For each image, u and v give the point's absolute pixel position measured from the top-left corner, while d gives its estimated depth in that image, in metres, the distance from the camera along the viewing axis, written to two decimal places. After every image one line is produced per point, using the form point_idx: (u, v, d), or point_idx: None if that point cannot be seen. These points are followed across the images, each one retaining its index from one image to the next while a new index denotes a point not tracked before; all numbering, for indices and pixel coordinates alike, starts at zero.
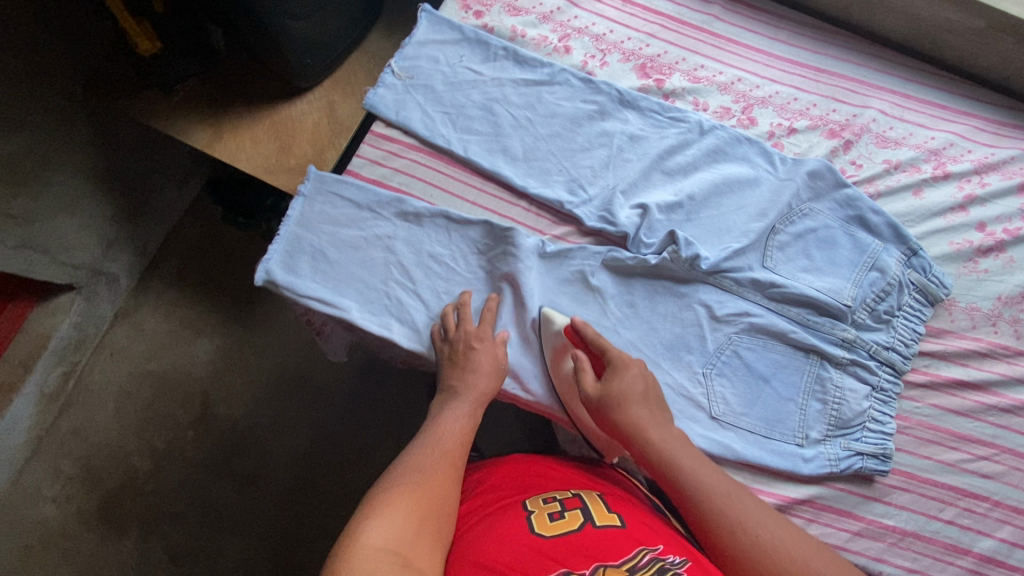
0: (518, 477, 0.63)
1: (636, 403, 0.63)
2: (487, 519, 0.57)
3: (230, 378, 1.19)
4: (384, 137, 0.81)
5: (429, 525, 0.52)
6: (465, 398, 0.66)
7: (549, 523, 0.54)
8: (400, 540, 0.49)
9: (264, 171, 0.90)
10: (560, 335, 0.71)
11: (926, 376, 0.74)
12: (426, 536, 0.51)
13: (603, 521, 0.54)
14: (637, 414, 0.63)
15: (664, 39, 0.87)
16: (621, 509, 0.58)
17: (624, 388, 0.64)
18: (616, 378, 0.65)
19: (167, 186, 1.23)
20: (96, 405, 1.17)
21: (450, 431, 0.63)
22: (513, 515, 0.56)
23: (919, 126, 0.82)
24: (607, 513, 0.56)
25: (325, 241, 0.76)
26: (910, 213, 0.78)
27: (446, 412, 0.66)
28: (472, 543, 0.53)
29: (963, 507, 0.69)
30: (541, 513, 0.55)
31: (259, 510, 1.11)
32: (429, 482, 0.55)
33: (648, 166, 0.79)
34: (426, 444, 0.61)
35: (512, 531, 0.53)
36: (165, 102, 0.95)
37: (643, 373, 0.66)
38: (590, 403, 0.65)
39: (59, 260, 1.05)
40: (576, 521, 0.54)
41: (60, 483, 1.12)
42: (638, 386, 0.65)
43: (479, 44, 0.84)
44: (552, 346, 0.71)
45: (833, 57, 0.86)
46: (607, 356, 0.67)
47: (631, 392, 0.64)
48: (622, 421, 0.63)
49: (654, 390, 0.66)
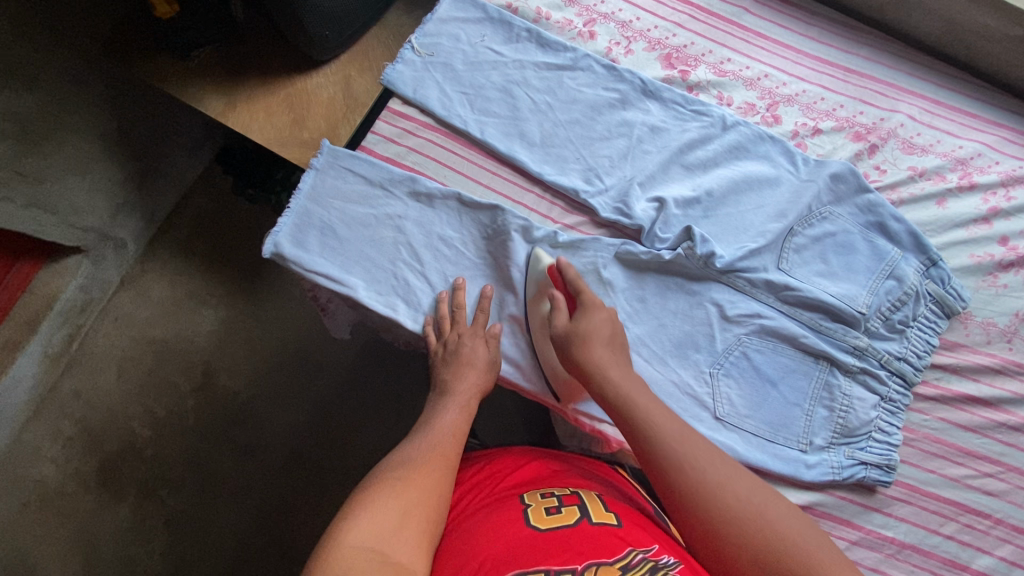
0: (513, 473, 0.62)
1: (599, 344, 0.64)
2: (483, 511, 0.57)
3: (233, 349, 1.19)
4: (400, 114, 0.80)
5: (414, 521, 0.51)
6: (462, 391, 0.67)
7: (545, 517, 0.54)
8: (383, 538, 0.47)
9: (276, 144, 0.89)
10: (544, 275, 0.72)
11: (936, 390, 0.72)
12: (411, 532, 0.49)
13: (599, 519, 0.54)
14: (599, 354, 0.63)
15: (692, 30, 0.85)
16: (617, 507, 0.58)
17: (590, 327, 0.65)
18: (584, 318, 0.66)
19: (178, 153, 1.22)
20: (98, 368, 1.18)
21: (442, 427, 0.62)
22: (509, 508, 0.55)
23: (947, 133, 0.80)
24: (604, 511, 0.56)
25: (335, 217, 0.75)
26: (933, 222, 0.76)
27: (443, 406, 0.66)
28: (466, 535, 0.53)
29: (964, 522, 0.68)
30: (538, 507, 0.55)
31: (256, 482, 1.11)
32: (417, 479, 0.54)
33: (666, 159, 0.77)
34: (417, 442, 0.60)
35: (507, 523, 0.53)
36: (181, 68, 0.93)
37: (614, 321, 0.67)
38: (556, 337, 0.66)
39: (68, 223, 1.05)
40: (572, 517, 0.54)
41: (59, 444, 1.13)
42: (604, 329, 0.65)
43: (502, 25, 0.83)
44: (536, 284, 0.72)
45: (864, 58, 0.84)
46: (582, 298, 0.68)
47: (596, 332, 0.65)
48: (581, 357, 0.63)
49: (620, 339, 0.67)
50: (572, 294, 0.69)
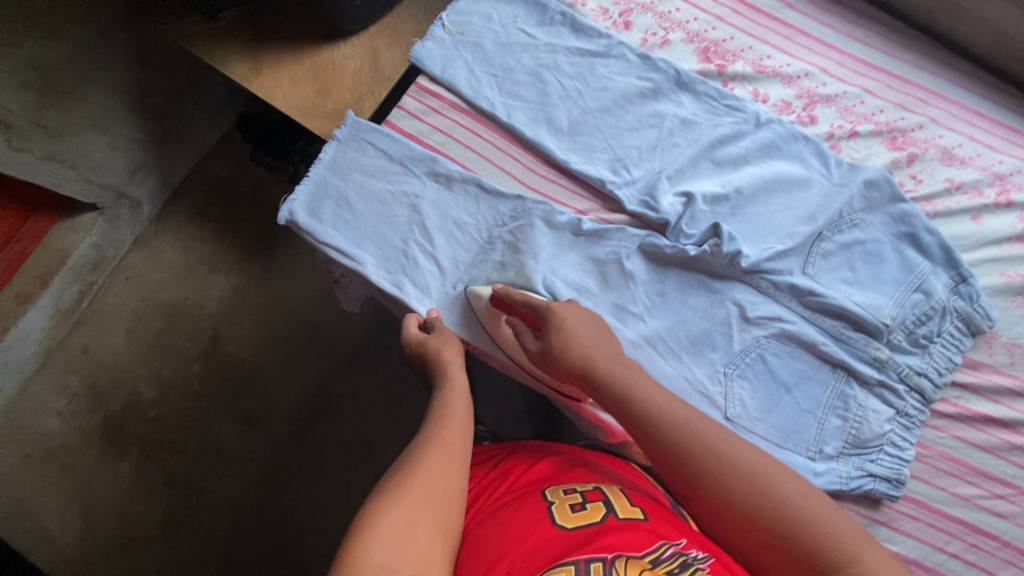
0: (533, 470, 0.62)
1: (583, 343, 0.62)
2: (506, 509, 0.56)
3: (241, 316, 1.19)
4: (427, 90, 0.78)
5: (422, 524, 0.49)
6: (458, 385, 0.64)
7: (570, 514, 0.53)
8: (393, 547, 0.46)
9: (299, 112, 0.88)
10: (490, 307, 0.70)
11: (954, 407, 0.71)
12: (420, 537, 0.48)
13: (624, 514, 0.53)
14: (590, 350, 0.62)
15: (732, 24, 0.82)
16: (643, 502, 0.57)
17: (562, 335, 0.63)
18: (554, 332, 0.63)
19: (198, 116, 1.21)
20: (107, 325, 1.18)
21: (448, 422, 0.60)
22: (532, 506, 0.55)
23: (988, 147, 0.78)
24: (629, 506, 0.55)
25: (352, 190, 0.74)
26: (966, 238, 0.75)
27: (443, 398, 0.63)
28: (490, 536, 0.53)
29: (970, 542, 0.67)
30: (562, 504, 0.55)
31: (257, 450, 1.12)
32: (423, 481, 0.52)
33: (697, 154, 0.76)
34: (421, 439, 0.58)
35: (532, 522, 0.53)
36: (207, 29, 0.92)
37: (578, 314, 0.65)
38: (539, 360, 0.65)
39: (87, 179, 1.05)
40: (597, 513, 0.53)
41: (65, 398, 1.14)
42: (578, 327, 0.63)
43: (537, 6, 0.81)
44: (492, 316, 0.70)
45: (909, 63, 0.81)
46: (538, 312, 0.66)
47: (571, 339, 0.62)
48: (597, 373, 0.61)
49: (595, 323, 0.65)
50: (527, 312, 0.67)
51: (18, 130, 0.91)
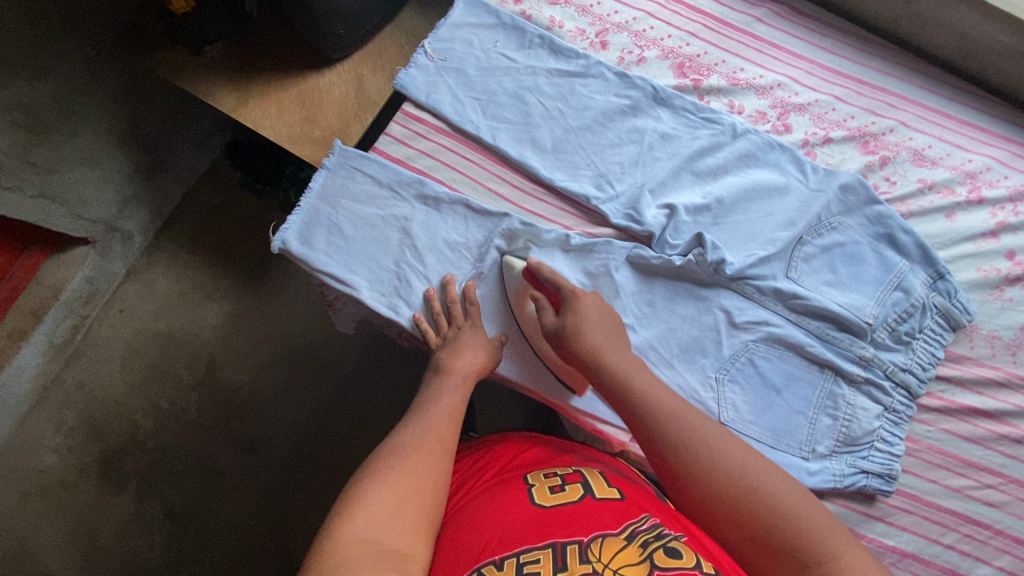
0: (517, 456, 0.63)
1: (592, 332, 0.64)
2: (487, 492, 0.58)
3: (237, 343, 1.19)
4: (413, 117, 0.80)
5: (409, 507, 0.52)
6: (457, 371, 0.66)
7: (549, 495, 0.55)
8: (379, 527, 0.49)
9: (288, 140, 0.90)
10: (519, 279, 0.72)
11: (940, 401, 0.73)
12: (407, 520, 0.51)
13: (602, 495, 0.55)
14: (612, 358, 0.62)
15: (705, 39, 0.85)
16: (621, 483, 0.59)
17: (578, 320, 0.65)
18: (570, 313, 0.66)
19: (188, 146, 1.22)
20: (102, 358, 1.18)
21: (438, 410, 0.62)
22: (514, 488, 0.57)
23: (957, 147, 0.81)
24: (607, 487, 0.57)
25: (343, 216, 0.76)
26: (941, 235, 0.77)
27: (437, 388, 0.65)
28: (473, 516, 0.54)
29: (964, 533, 0.69)
30: (542, 486, 0.56)
31: (257, 475, 1.12)
32: (410, 466, 0.55)
33: (677, 166, 0.78)
34: (411, 426, 0.60)
35: (513, 503, 0.54)
36: (194, 63, 0.94)
37: (597, 303, 0.67)
38: (549, 337, 0.67)
39: (76, 214, 1.05)
40: (575, 494, 0.55)
41: (62, 434, 1.14)
42: (594, 316, 0.66)
43: (516, 31, 0.83)
44: (515, 291, 0.73)
45: (876, 70, 0.84)
46: (562, 291, 0.68)
47: (584, 321, 0.65)
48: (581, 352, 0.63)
49: (612, 322, 0.67)
50: (552, 290, 0.70)
51: (8, 170, 0.92)
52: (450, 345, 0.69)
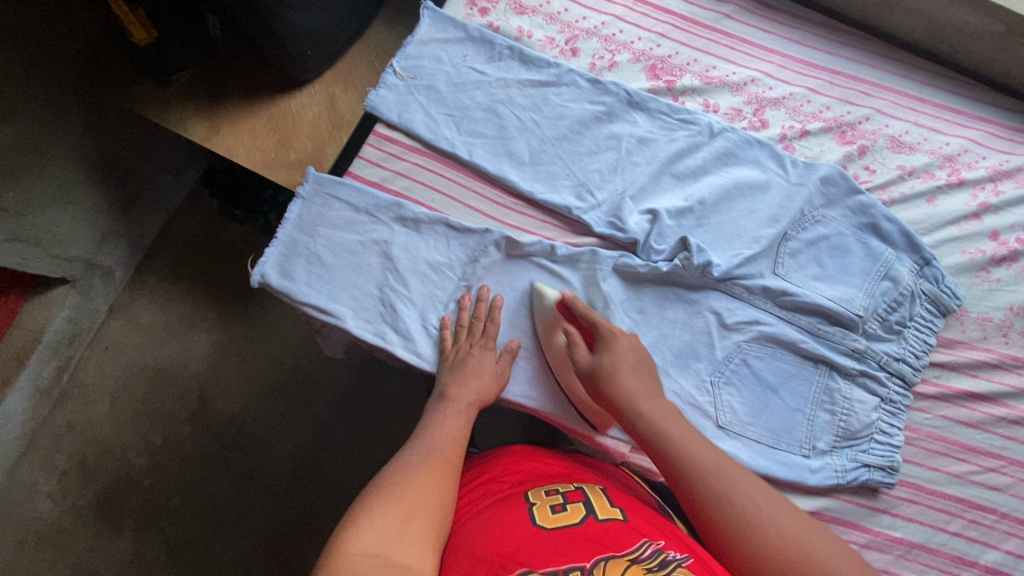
0: (518, 469, 0.62)
1: (627, 376, 0.64)
2: (486, 510, 0.56)
3: (226, 372, 1.17)
4: (386, 138, 0.79)
5: (416, 524, 0.50)
6: (462, 397, 0.65)
7: (550, 515, 0.54)
8: (385, 542, 0.48)
9: (263, 167, 0.88)
10: (552, 309, 0.71)
11: (936, 387, 0.73)
12: (413, 534, 0.49)
13: (604, 515, 0.54)
14: (631, 388, 0.63)
15: (676, 39, 0.85)
16: (622, 502, 0.58)
17: (615, 361, 0.64)
18: (606, 352, 0.65)
19: (164, 178, 1.20)
20: (90, 399, 1.15)
21: (442, 431, 0.61)
22: (514, 507, 0.55)
23: (933, 130, 0.81)
24: (609, 508, 0.56)
25: (321, 244, 0.74)
26: (924, 221, 0.77)
27: (440, 414, 0.64)
28: (471, 533, 0.53)
29: (970, 519, 0.69)
30: (543, 505, 0.55)
31: (258, 504, 1.10)
32: (414, 483, 0.54)
33: (656, 170, 0.77)
34: (415, 446, 0.59)
35: (512, 522, 0.53)
36: (161, 94, 0.92)
37: (634, 344, 0.66)
38: (583, 375, 0.65)
39: (52, 254, 1.02)
40: (577, 514, 0.54)
41: (54, 479, 1.11)
42: (630, 358, 0.65)
43: (484, 43, 0.82)
44: (546, 322, 0.71)
45: (848, 58, 0.84)
46: (598, 329, 0.67)
47: (621, 362, 0.64)
48: (613, 393, 0.63)
49: (645, 363, 0.66)
50: (586, 326, 0.68)
51: None
52: (455, 372, 0.67)
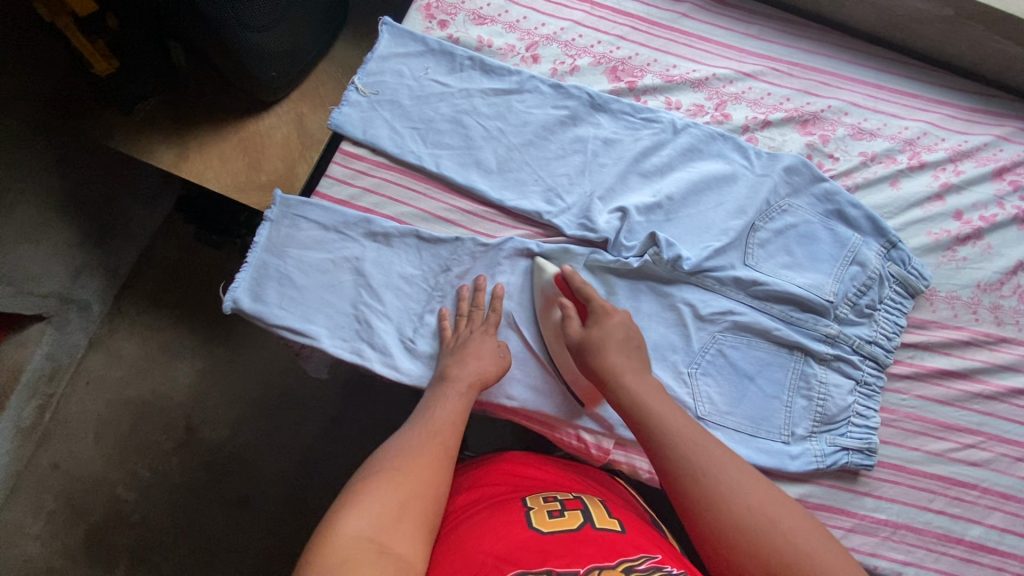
0: (515, 475, 0.62)
1: (614, 350, 0.65)
2: (483, 512, 0.56)
3: (211, 399, 1.16)
4: (352, 155, 0.79)
5: (412, 513, 0.50)
6: (459, 380, 0.65)
7: (548, 519, 0.53)
8: (380, 528, 0.47)
9: (234, 190, 0.87)
10: (550, 284, 0.72)
11: (910, 367, 0.74)
12: (408, 523, 0.49)
13: (602, 524, 0.53)
14: (616, 360, 0.64)
15: (635, 41, 0.86)
16: (622, 517, 0.57)
17: (605, 334, 0.66)
18: (596, 326, 0.66)
19: (136, 207, 1.18)
20: (74, 435, 1.13)
21: (440, 417, 0.61)
22: (512, 511, 0.55)
23: (893, 116, 0.82)
24: (608, 519, 0.55)
25: (292, 265, 0.74)
26: (889, 205, 0.78)
27: (440, 397, 0.63)
28: (466, 536, 0.52)
29: (953, 496, 0.69)
30: (541, 510, 0.55)
31: (251, 532, 1.08)
32: (411, 471, 0.54)
33: (623, 170, 0.78)
34: (413, 431, 0.59)
35: (510, 524, 0.52)
36: (127, 123, 0.91)
37: (624, 320, 0.68)
38: (573, 347, 0.67)
39: (24, 291, 1.01)
40: (574, 521, 0.53)
41: (42, 519, 1.09)
42: (620, 333, 0.66)
43: (445, 55, 0.82)
44: (543, 296, 0.72)
45: (805, 50, 0.86)
46: (592, 304, 0.68)
47: (609, 337, 0.66)
48: (601, 367, 0.64)
49: (634, 342, 0.67)
50: (581, 301, 0.69)
51: None
52: (455, 354, 0.67)
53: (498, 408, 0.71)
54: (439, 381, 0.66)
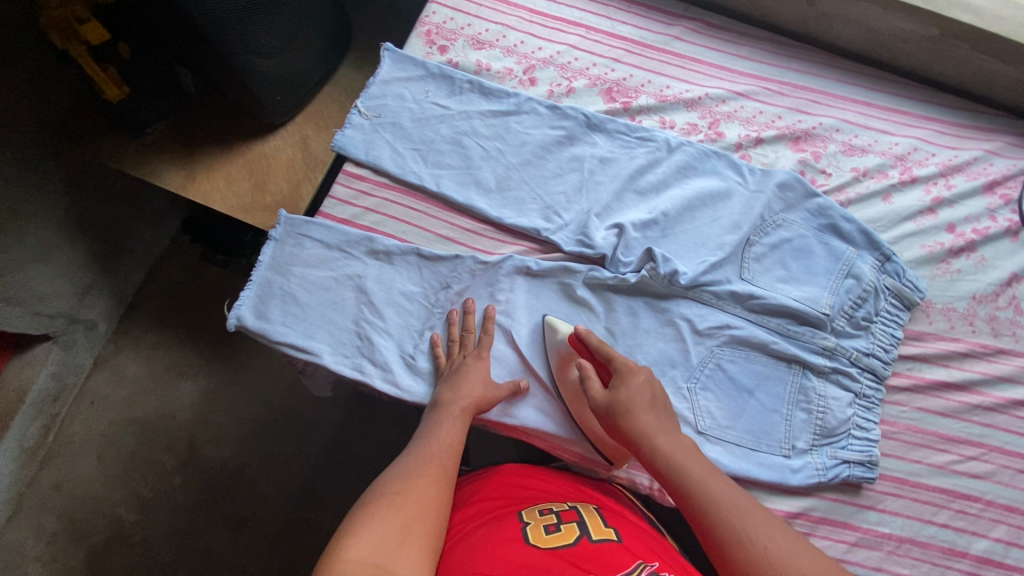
0: (510, 488, 0.63)
1: (643, 411, 0.62)
2: (481, 529, 0.56)
3: (215, 419, 1.16)
4: (355, 176, 0.81)
5: (414, 536, 0.50)
6: (455, 403, 0.65)
7: (544, 535, 0.53)
8: (383, 551, 0.47)
9: (240, 212, 0.89)
10: (565, 343, 0.71)
11: (909, 379, 0.74)
12: (411, 545, 0.49)
13: (597, 535, 0.53)
14: (646, 422, 0.61)
15: (629, 63, 0.88)
16: (618, 524, 0.57)
17: (631, 394, 0.63)
18: (622, 387, 0.64)
19: (145, 229, 1.21)
20: (78, 456, 1.14)
21: (438, 440, 0.61)
22: (509, 527, 0.55)
23: (883, 132, 0.84)
24: (604, 529, 0.55)
25: (296, 283, 0.75)
26: (882, 218, 0.79)
27: (437, 419, 0.64)
28: (463, 557, 0.52)
29: (956, 509, 0.69)
30: (537, 524, 0.55)
31: (252, 554, 1.08)
32: (410, 495, 0.54)
33: (620, 187, 0.79)
34: (411, 456, 0.60)
35: (507, 543, 0.52)
36: (136, 147, 0.94)
37: (649, 377, 0.65)
38: (599, 409, 0.64)
39: (33, 311, 1.02)
40: (570, 535, 0.53)
41: (43, 541, 1.08)
42: (646, 393, 0.63)
43: (445, 79, 0.85)
44: (558, 354, 0.72)
45: (795, 70, 0.88)
46: (612, 362, 0.67)
47: (635, 397, 0.63)
48: (631, 432, 0.61)
49: (661, 399, 0.65)
50: (601, 360, 0.68)
51: None
52: (447, 381, 0.68)
53: (504, 425, 0.72)
54: (436, 405, 0.66)
